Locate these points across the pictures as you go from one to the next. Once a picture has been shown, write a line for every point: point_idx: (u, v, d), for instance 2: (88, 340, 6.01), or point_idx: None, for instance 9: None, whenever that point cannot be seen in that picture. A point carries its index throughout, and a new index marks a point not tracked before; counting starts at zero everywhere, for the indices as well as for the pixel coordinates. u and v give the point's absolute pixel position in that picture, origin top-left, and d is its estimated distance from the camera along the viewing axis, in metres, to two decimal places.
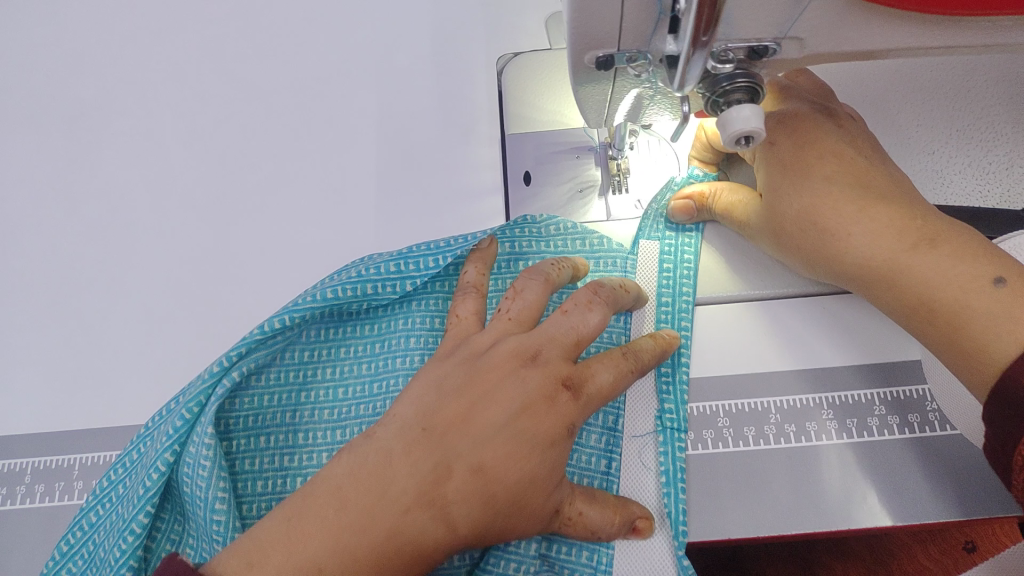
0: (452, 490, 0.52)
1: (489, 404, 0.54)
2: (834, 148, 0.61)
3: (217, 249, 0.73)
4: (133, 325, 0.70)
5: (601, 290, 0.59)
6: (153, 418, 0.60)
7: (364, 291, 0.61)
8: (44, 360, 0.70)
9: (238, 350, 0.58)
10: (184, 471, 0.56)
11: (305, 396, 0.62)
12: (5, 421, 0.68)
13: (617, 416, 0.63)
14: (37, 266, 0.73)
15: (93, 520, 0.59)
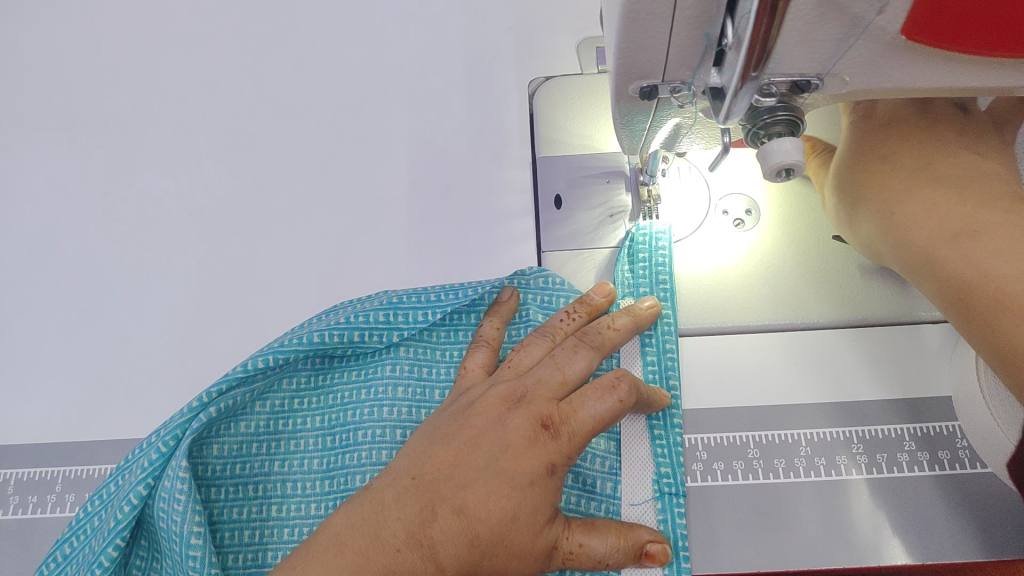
0: (444, 527, 0.51)
1: (475, 448, 0.55)
2: (917, 160, 0.58)
3: (252, 263, 0.73)
4: (166, 336, 0.71)
5: (589, 335, 0.60)
6: (134, 452, 0.61)
7: (351, 339, 0.63)
8: (76, 368, 0.70)
9: (219, 387, 0.59)
10: (160, 506, 0.57)
11: (292, 444, 0.64)
12: (37, 428, 0.68)
13: (616, 483, 0.61)
14: (72, 275, 0.74)
15: (66, 552, 0.59)
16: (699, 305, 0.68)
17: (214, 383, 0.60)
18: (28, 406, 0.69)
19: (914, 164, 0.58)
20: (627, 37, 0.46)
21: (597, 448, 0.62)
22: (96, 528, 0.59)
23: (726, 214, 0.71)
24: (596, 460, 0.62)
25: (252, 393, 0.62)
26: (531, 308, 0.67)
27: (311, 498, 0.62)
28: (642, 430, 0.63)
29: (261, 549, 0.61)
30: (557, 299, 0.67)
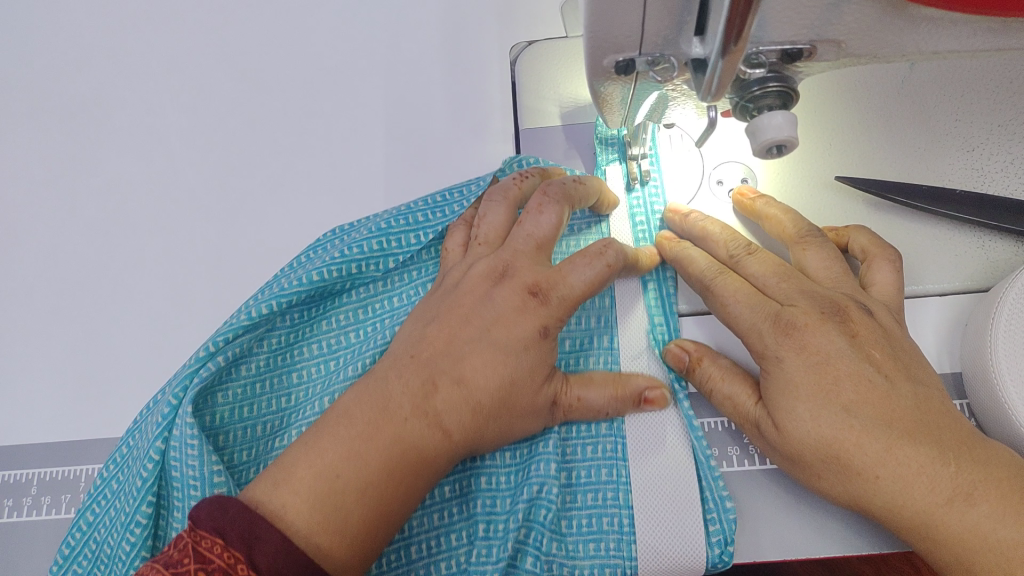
0: (446, 399, 0.53)
1: (467, 323, 0.56)
2: (816, 359, 0.52)
3: (228, 250, 0.70)
4: (139, 329, 0.68)
5: (550, 188, 0.59)
6: (143, 411, 0.61)
7: (349, 271, 0.60)
8: (49, 365, 0.68)
9: (223, 334, 0.57)
10: (174, 457, 0.55)
11: (295, 377, 0.61)
12: (9, 429, 0.66)
13: (612, 335, 0.62)
14: (42, 267, 0.71)
15: (91, 518, 0.59)
16: None
17: (217, 330, 0.58)
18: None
19: (811, 357, 0.53)
20: (595, 9, 0.41)
21: (591, 307, 0.63)
22: (120, 490, 0.59)
23: (721, 184, 0.68)
24: (592, 318, 0.62)
25: (254, 335, 0.59)
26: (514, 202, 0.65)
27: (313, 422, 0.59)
28: (640, 320, 0.62)
29: None
30: None
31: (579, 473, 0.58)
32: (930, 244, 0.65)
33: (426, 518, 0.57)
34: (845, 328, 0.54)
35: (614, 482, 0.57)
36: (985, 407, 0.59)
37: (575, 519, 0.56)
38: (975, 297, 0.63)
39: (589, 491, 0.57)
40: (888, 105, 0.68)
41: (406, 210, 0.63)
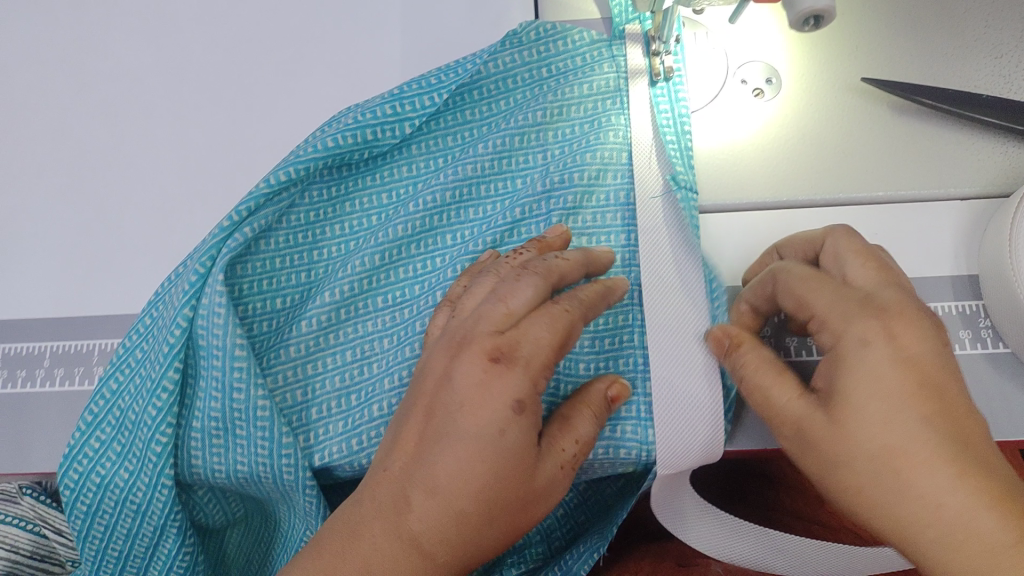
0: (452, 416, 0.50)
1: (445, 379, 0.52)
2: (891, 385, 0.47)
3: (242, 135, 0.69)
4: (151, 211, 0.68)
5: (584, 292, 0.54)
6: (166, 283, 0.63)
7: (364, 138, 0.63)
8: (61, 244, 0.67)
9: (248, 205, 0.61)
10: (201, 325, 0.60)
11: (316, 255, 0.66)
12: (21, 304, 0.66)
13: (629, 191, 0.64)
14: (55, 148, 0.70)
15: (115, 387, 0.62)
16: (718, 181, 0.65)
17: (242, 201, 0.61)
18: (11, 283, 0.67)
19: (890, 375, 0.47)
20: None
21: (609, 163, 0.64)
22: (142, 360, 0.62)
23: (744, 83, 0.67)
24: (609, 174, 0.64)
25: (278, 210, 0.64)
26: (523, 82, 0.67)
27: (328, 292, 0.63)
28: (663, 170, 0.63)
29: (304, 361, 0.63)
30: (551, 47, 0.66)
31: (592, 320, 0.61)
32: (953, 147, 0.64)
33: None
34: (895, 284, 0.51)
35: (626, 325, 0.61)
36: (998, 308, 0.59)
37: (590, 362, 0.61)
38: (996, 203, 0.62)
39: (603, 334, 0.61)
40: (917, 9, 0.67)
41: (420, 80, 0.65)
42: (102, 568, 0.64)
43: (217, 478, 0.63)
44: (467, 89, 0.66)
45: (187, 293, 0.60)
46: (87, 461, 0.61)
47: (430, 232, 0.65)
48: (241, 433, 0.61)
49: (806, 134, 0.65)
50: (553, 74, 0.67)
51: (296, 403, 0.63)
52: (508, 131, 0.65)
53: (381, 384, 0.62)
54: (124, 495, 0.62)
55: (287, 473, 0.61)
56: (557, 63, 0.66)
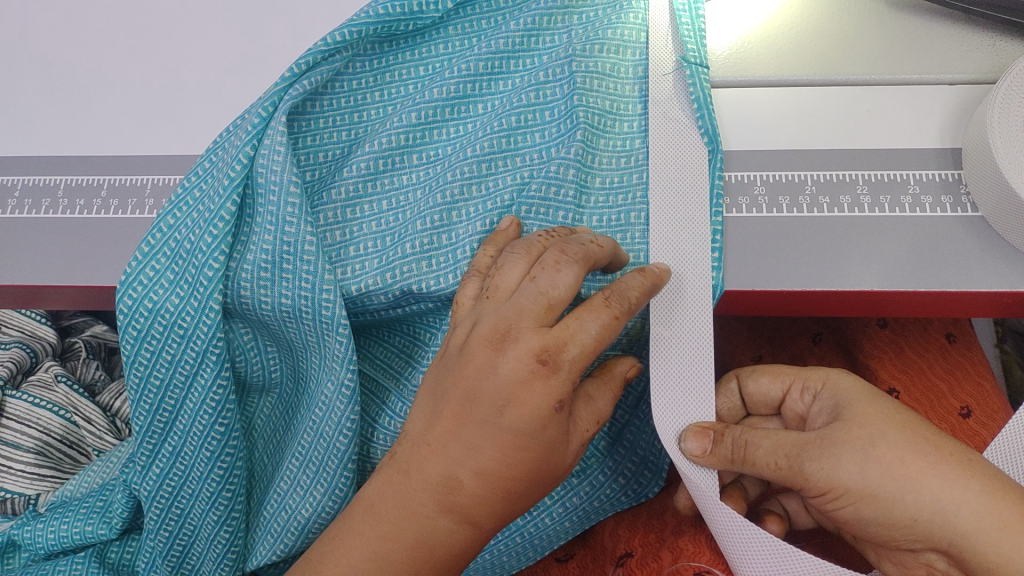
0: (486, 419, 0.53)
1: (486, 371, 0.53)
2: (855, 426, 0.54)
3: (293, 5, 0.75)
4: (207, 70, 0.74)
5: (572, 248, 0.56)
6: (223, 133, 0.69)
7: (411, 9, 0.69)
8: (123, 96, 0.74)
9: (307, 59, 0.67)
10: (260, 164, 0.64)
11: (358, 117, 0.71)
12: (86, 143, 0.72)
13: (645, 66, 0.70)
14: (122, 13, 0.77)
15: (171, 222, 0.66)
16: (726, 63, 0.70)
17: (303, 55, 0.67)
18: (77, 126, 0.73)
19: (857, 451, 0.52)
20: None
21: (629, 41, 0.70)
22: (199, 198, 0.66)
23: None
24: (628, 52, 0.70)
25: (332, 71, 0.69)
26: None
27: (368, 152, 0.68)
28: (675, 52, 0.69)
29: (347, 205, 0.68)
30: None
31: (605, 179, 0.66)
32: (943, 39, 0.69)
33: (469, 227, 0.65)
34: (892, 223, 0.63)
35: (640, 184, 0.66)
36: (977, 183, 0.63)
37: (600, 218, 0.65)
38: (984, 89, 0.67)
39: (617, 193, 0.66)
40: None
41: None
42: (144, 397, 0.66)
43: (263, 312, 0.65)
44: None
45: (251, 131, 0.65)
46: (141, 286, 0.65)
47: (464, 99, 0.70)
48: (288, 268, 0.64)
49: (809, 23, 0.71)
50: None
51: (336, 242, 0.67)
52: (542, 11, 0.71)
53: (413, 225, 0.65)
54: (173, 320, 0.64)
55: (327, 307, 0.64)
56: None
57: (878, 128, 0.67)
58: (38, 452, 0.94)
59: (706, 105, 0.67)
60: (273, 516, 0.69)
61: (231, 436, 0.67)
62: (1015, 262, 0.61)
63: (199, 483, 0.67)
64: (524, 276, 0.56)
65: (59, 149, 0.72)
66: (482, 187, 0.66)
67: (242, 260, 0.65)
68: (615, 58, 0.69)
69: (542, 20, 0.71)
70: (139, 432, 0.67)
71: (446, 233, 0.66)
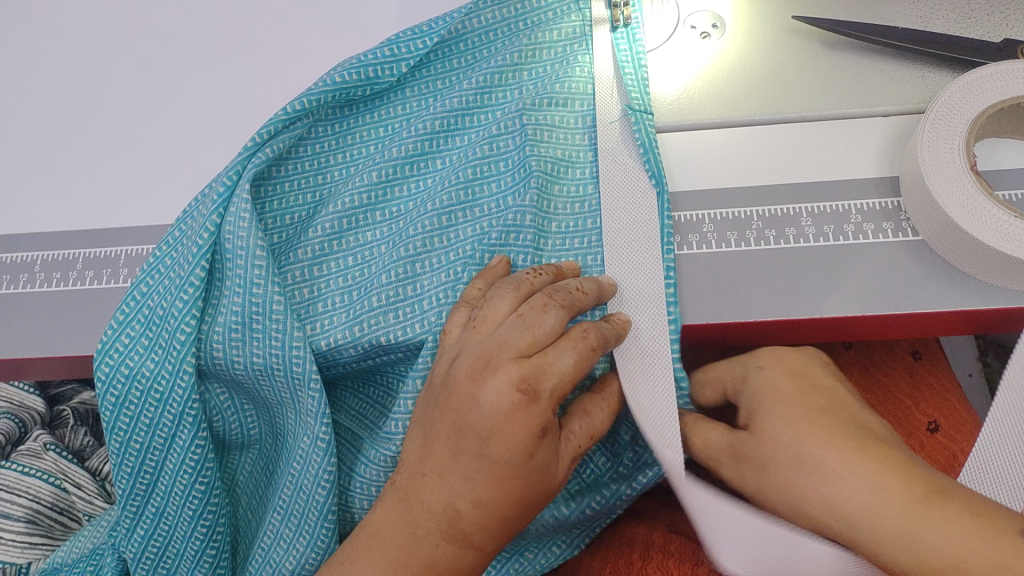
0: (476, 450, 0.55)
1: (471, 404, 0.55)
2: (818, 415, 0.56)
3: (257, 76, 0.79)
4: (176, 142, 0.77)
5: (558, 295, 0.59)
6: (193, 202, 0.71)
7: (367, 75, 0.72)
8: (96, 171, 0.77)
9: (269, 127, 0.70)
10: (227, 231, 0.67)
11: (322, 179, 0.74)
12: (63, 218, 0.75)
13: (592, 115, 0.73)
14: (94, 93, 0.80)
15: (144, 290, 0.69)
16: (671, 108, 0.74)
17: (265, 125, 0.70)
18: (53, 204, 0.76)
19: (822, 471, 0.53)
20: None
21: (577, 92, 0.73)
22: (171, 266, 0.69)
23: (694, 28, 0.77)
24: (576, 102, 0.73)
25: (294, 137, 0.72)
26: (502, 34, 0.76)
27: (331, 212, 0.71)
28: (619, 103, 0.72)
29: (314, 264, 0.71)
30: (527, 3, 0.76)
31: (561, 224, 0.69)
32: (876, 74, 0.73)
33: (435, 277, 0.68)
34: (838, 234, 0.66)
35: (595, 229, 0.68)
36: (911, 204, 0.66)
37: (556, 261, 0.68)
38: (916, 118, 0.71)
39: (573, 236, 0.69)
40: None
41: (416, 27, 0.74)
42: (125, 463, 0.68)
43: (237, 372, 0.67)
44: (452, 39, 0.76)
45: (217, 200, 0.67)
46: (117, 353, 0.67)
47: (423, 156, 0.73)
48: (258, 328, 0.66)
49: (750, 65, 0.75)
50: (529, 26, 0.77)
51: (305, 300, 0.70)
52: (493, 68, 0.74)
53: (379, 279, 0.68)
54: (149, 386, 0.66)
55: (297, 363, 0.66)
56: (539, 22, 0.76)
57: (818, 162, 0.70)
58: (29, 520, 0.94)
59: (652, 147, 0.70)
60: (259, 572, 0.69)
61: (211, 495, 0.68)
62: (956, 281, 0.64)
63: (183, 543, 0.69)
64: (512, 311, 0.59)
65: (36, 226, 0.75)
66: (443, 239, 0.69)
67: (214, 323, 0.67)
68: (564, 109, 0.73)
69: (495, 76, 0.74)
70: (122, 496, 0.68)
71: (411, 284, 0.68)
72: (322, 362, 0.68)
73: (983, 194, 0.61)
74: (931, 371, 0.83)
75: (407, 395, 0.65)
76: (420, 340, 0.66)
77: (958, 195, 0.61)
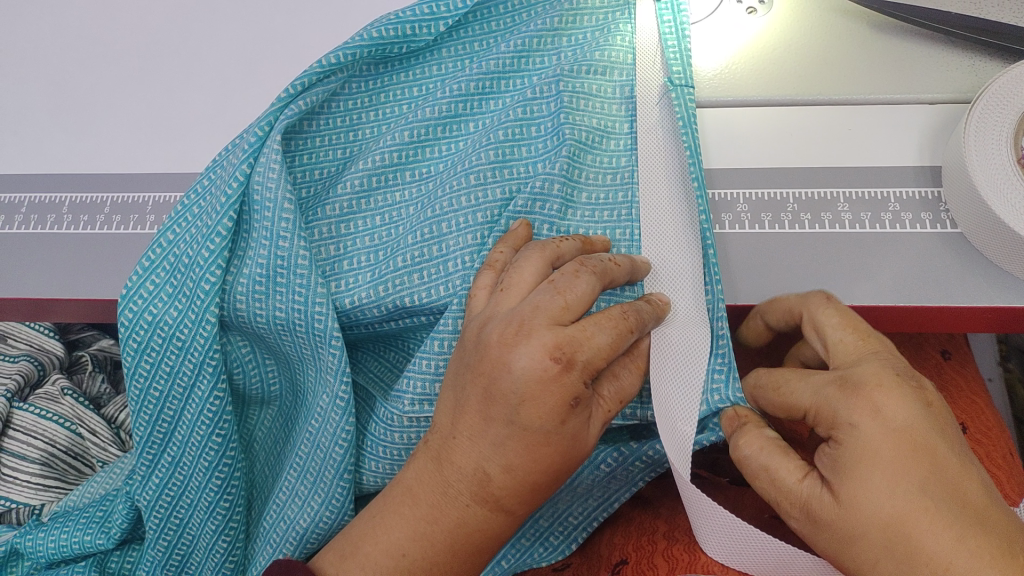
0: (507, 417, 0.54)
1: (502, 368, 0.54)
2: (894, 427, 0.50)
3: (293, 30, 0.78)
4: (210, 91, 0.76)
5: (590, 261, 0.57)
6: (223, 152, 0.71)
7: (404, 32, 0.71)
8: (128, 116, 0.76)
9: (303, 80, 0.69)
10: (256, 182, 0.67)
11: (353, 136, 0.73)
12: (92, 161, 0.75)
13: (632, 87, 0.72)
14: (129, 38, 0.80)
15: (171, 238, 0.68)
16: (712, 84, 0.72)
17: (299, 77, 0.69)
18: (83, 147, 0.76)
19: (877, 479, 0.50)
20: None
21: (617, 62, 0.72)
22: (198, 215, 0.68)
23: (740, 1, 0.76)
24: (616, 73, 0.72)
25: (328, 92, 0.72)
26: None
27: (361, 169, 0.70)
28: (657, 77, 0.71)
29: (341, 221, 0.70)
30: None
31: (592, 195, 0.68)
32: (924, 61, 0.71)
33: (460, 238, 0.66)
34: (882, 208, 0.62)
35: (626, 202, 0.68)
36: (950, 197, 0.65)
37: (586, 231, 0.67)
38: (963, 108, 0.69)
39: (603, 208, 0.68)
40: None
41: None
42: (144, 409, 0.68)
43: (258, 325, 0.67)
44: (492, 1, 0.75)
45: (247, 150, 0.67)
46: (142, 300, 0.66)
47: (456, 118, 0.73)
48: (282, 282, 0.66)
49: (794, 45, 0.73)
50: None
51: (331, 257, 0.69)
52: (532, 33, 0.73)
53: (406, 239, 0.67)
54: (171, 333, 0.66)
55: (319, 320, 0.65)
56: None
57: (858, 146, 0.68)
58: (44, 463, 0.96)
59: (690, 123, 0.68)
60: (271, 526, 0.69)
61: (228, 447, 0.68)
62: (995, 276, 0.63)
63: (197, 493, 0.69)
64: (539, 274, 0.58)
65: (65, 168, 0.75)
66: (471, 198, 0.67)
67: (238, 275, 0.67)
68: (601, 78, 0.71)
69: (534, 42, 0.73)
70: (139, 442, 0.69)
71: (437, 243, 0.67)
72: (345, 319, 0.68)
73: None
74: (959, 374, 0.81)
75: (429, 355, 0.65)
76: (445, 303, 0.65)
77: (1003, 189, 0.60)
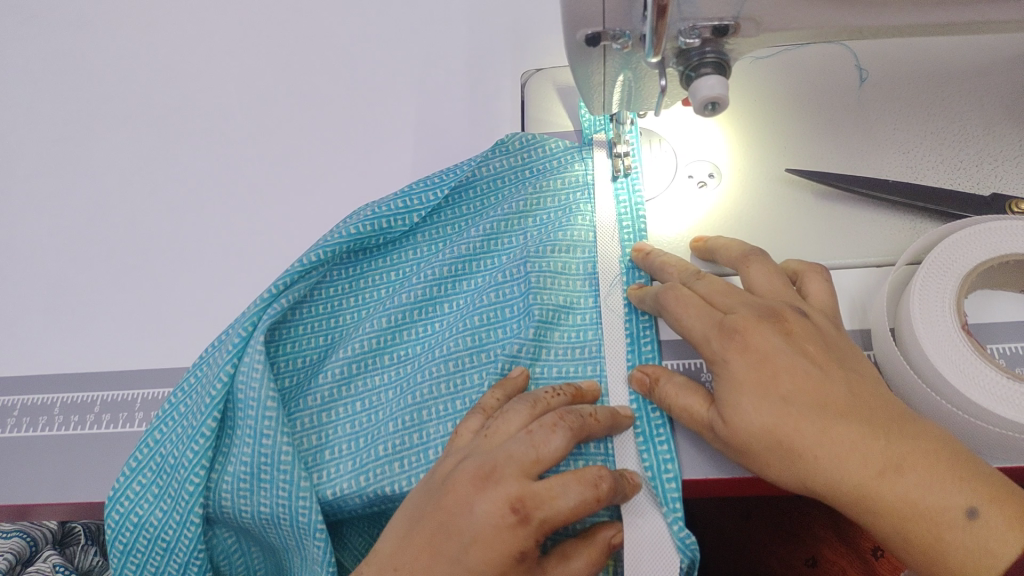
0: (453, 556, 0.57)
1: (463, 508, 0.57)
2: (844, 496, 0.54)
3: (276, 224, 0.83)
4: (198, 286, 0.81)
5: (569, 416, 0.61)
6: (209, 349, 0.74)
7: (378, 226, 0.76)
8: (119, 314, 0.80)
9: (284, 280, 0.73)
10: (239, 382, 0.69)
11: (334, 322, 0.77)
12: (84, 360, 0.78)
13: (594, 262, 0.76)
14: (122, 237, 0.85)
15: (158, 437, 0.70)
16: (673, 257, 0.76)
17: (280, 277, 0.73)
18: (76, 346, 0.79)
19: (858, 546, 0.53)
20: None
21: (580, 237, 0.76)
22: (185, 413, 0.71)
23: (690, 177, 0.80)
24: (576, 251, 0.76)
25: (309, 286, 0.76)
26: (509, 182, 0.81)
27: (342, 357, 0.73)
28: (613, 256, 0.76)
29: (323, 409, 0.72)
30: (534, 152, 0.80)
31: (560, 370, 0.71)
32: (868, 225, 0.75)
33: (442, 425, 0.70)
34: (779, 327, 0.60)
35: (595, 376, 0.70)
36: (889, 360, 0.67)
37: None
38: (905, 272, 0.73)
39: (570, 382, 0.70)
40: (833, 118, 0.81)
41: (427, 180, 0.79)
42: None
43: (243, 519, 0.68)
44: (461, 187, 0.80)
45: (231, 351, 0.70)
46: (129, 501, 0.68)
47: (432, 301, 0.76)
48: (266, 477, 0.68)
49: (745, 214, 0.77)
50: (533, 174, 0.81)
51: (313, 445, 0.71)
52: (499, 216, 0.78)
53: (387, 426, 0.70)
54: (156, 534, 0.68)
55: (303, 513, 0.67)
56: (545, 172, 0.80)
57: None
58: None
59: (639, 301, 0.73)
60: None
61: None
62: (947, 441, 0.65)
63: None
64: (521, 426, 0.62)
65: (58, 367, 0.78)
66: (449, 385, 0.71)
67: (223, 472, 0.69)
68: (566, 257, 0.75)
69: (501, 225, 0.78)
70: None
71: (418, 431, 0.69)
72: (329, 508, 0.69)
73: (978, 358, 0.62)
74: None
75: None
76: None
77: (953, 356, 0.62)
